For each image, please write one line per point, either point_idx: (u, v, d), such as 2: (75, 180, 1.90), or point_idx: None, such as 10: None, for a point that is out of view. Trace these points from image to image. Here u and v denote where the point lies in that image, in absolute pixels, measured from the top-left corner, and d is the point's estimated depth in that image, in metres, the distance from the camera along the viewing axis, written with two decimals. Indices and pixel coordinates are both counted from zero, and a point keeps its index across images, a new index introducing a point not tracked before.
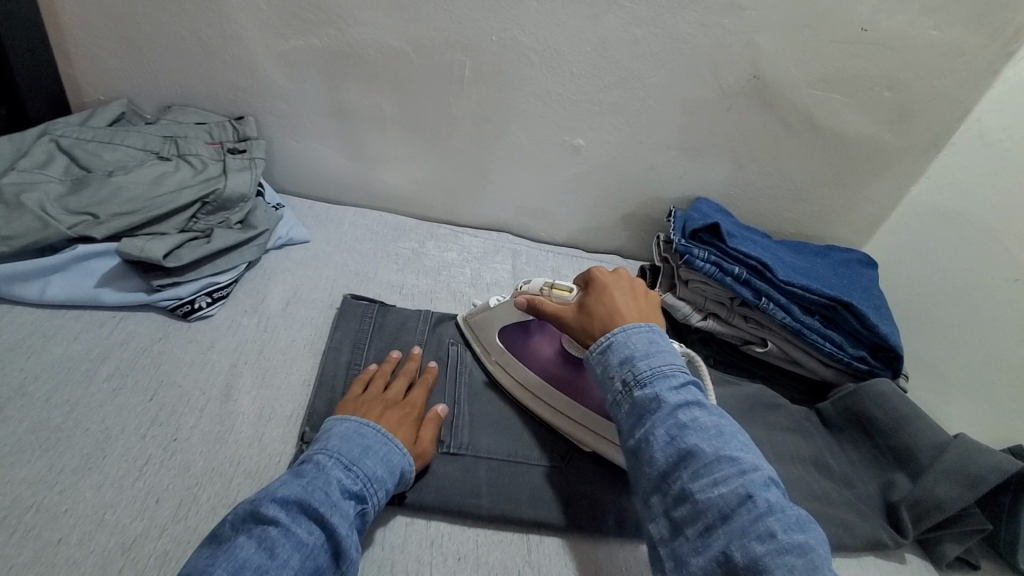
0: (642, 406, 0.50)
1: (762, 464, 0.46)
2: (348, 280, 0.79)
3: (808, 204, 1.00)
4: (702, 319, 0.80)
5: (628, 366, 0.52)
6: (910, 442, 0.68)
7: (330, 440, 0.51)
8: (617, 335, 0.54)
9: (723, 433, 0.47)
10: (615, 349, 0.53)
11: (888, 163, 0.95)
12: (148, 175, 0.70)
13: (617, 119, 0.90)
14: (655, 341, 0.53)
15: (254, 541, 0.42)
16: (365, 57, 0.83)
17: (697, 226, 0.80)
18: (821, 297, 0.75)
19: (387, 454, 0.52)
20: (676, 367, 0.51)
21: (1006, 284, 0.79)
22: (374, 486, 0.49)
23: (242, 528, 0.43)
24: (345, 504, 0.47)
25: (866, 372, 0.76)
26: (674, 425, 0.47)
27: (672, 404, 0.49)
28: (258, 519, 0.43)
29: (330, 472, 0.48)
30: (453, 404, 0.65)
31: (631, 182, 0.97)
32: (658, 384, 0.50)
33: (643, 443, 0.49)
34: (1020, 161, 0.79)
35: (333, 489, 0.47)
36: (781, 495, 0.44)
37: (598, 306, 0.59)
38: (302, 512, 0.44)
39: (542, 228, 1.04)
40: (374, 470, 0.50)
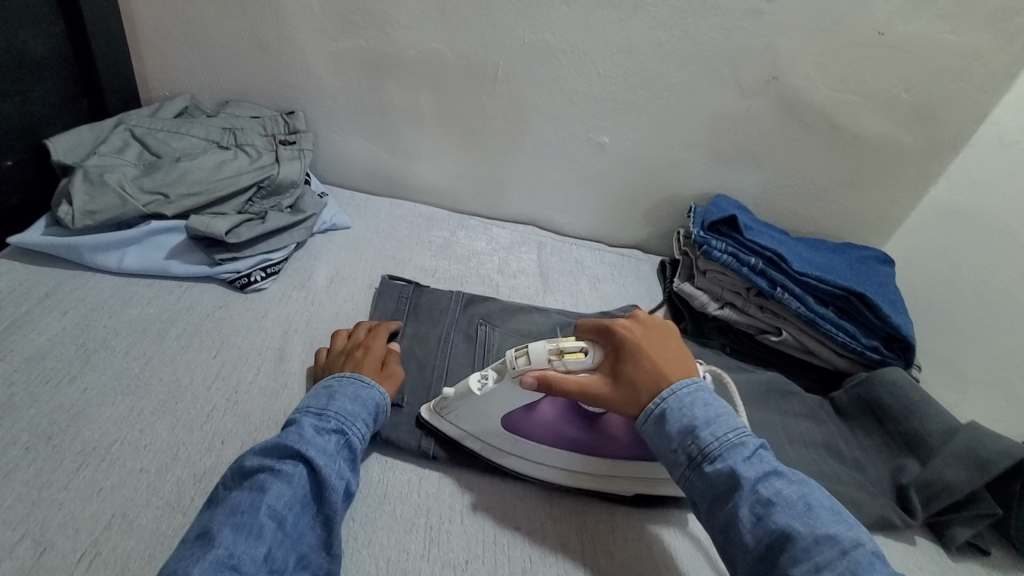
0: (718, 483, 0.49)
1: (859, 536, 0.45)
2: (385, 263, 0.85)
3: (826, 202, 1.02)
4: (719, 307, 0.84)
5: (693, 437, 0.51)
6: (920, 427, 0.71)
7: (302, 398, 0.56)
8: (669, 404, 0.53)
9: (810, 506, 0.46)
10: (673, 419, 0.52)
11: (906, 164, 0.97)
12: (210, 161, 0.78)
13: (640, 118, 0.94)
14: (709, 403, 0.53)
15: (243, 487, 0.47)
16: (406, 58, 0.90)
17: (715, 218, 0.84)
18: (834, 288, 0.78)
19: (355, 392, 0.56)
20: (741, 433, 0.51)
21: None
22: (349, 419, 0.54)
23: (233, 484, 0.48)
24: (322, 440, 0.51)
25: (879, 362, 0.79)
26: (759, 503, 0.46)
27: (752, 478, 0.48)
28: (246, 470, 0.48)
29: (301, 421, 0.52)
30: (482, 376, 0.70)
31: (653, 180, 1.01)
32: (730, 456, 0.49)
33: (728, 524, 0.47)
34: None
35: (307, 432, 0.51)
36: (886, 572, 0.43)
37: (643, 375, 0.55)
38: (281, 453, 0.49)
39: (567, 222, 1.08)
40: (344, 408, 0.54)
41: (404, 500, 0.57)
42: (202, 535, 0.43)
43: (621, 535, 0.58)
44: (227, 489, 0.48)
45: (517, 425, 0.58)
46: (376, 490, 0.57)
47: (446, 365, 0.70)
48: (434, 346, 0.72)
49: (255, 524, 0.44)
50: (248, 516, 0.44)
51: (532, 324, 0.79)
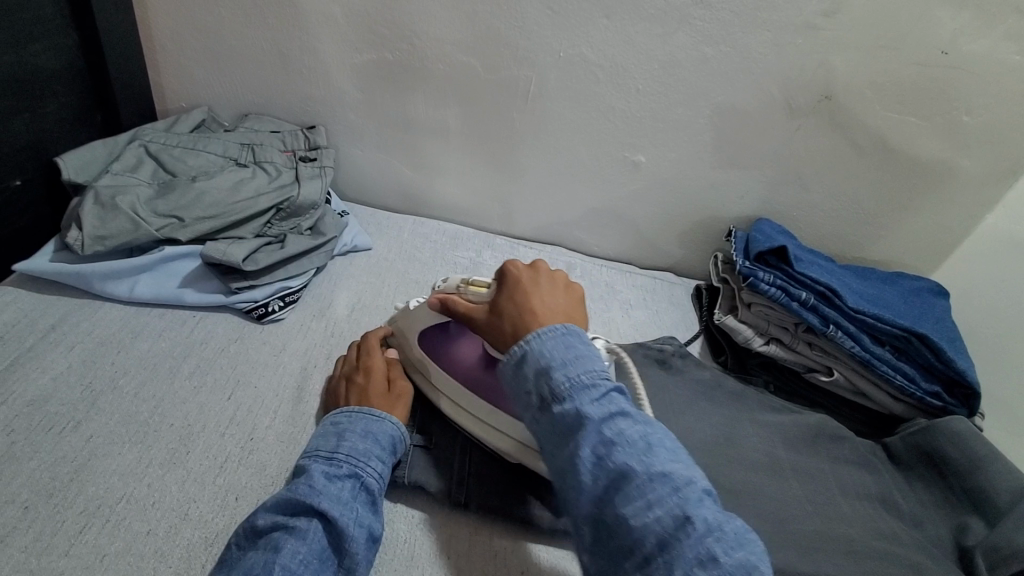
0: (563, 423, 0.45)
1: (694, 475, 0.42)
2: (409, 288, 0.81)
3: (875, 227, 0.96)
4: (764, 343, 0.78)
5: (546, 378, 0.46)
6: (987, 484, 0.65)
7: (310, 441, 0.52)
8: (529, 342, 0.49)
9: (651, 445, 0.43)
10: (531, 359, 0.48)
11: (964, 189, 0.91)
12: (228, 181, 0.74)
13: (678, 137, 0.89)
14: (571, 343, 0.48)
15: (257, 550, 0.42)
16: (433, 71, 0.85)
17: (763, 248, 0.78)
18: (893, 327, 0.72)
19: (367, 429, 0.52)
20: (597, 374, 0.46)
21: None
22: (363, 459, 0.50)
23: (245, 544, 0.43)
24: (334, 486, 0.47)
25: (940, 409, 0.73)
26: (600, 443, 0.43)
27: (597, 418, 0.44)
28: (256, 530, 0.44)
29: (311, 468, 0.48)
30: None
31: (690, 201, 0.96)
32: (578, 396, 0.45)
33: (568, 466, 0.44)
34: None
35: (317, 479, 0.47)
36: (716, 510, 0.40)
37: (510, 308, 0.54)
38: (291, 507, 0.45)
39: (597, 242, 1.02)
40: (356, 448, 0.50)
41: (432, 561, 0.52)
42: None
43: None
44: (240, 551, 0.43)
45: (439, 355, 0.64)
46: (402, 550, 0.52)
47: None
48: None
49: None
50: None
51: None
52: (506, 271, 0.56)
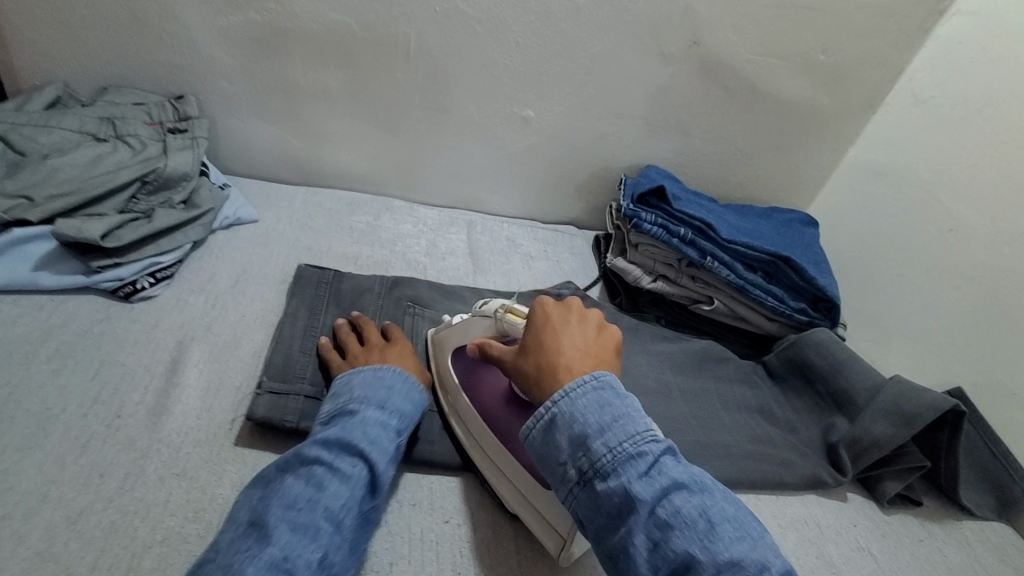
0: (611, 503, 0.45)
1: (763, 555, 0.41)
2: (299, 254, 0.79)
3: (752, 167, 1.02)
4: (652, 281, 0.82)
5: (588, 452, 0.46)
6: (847, 386, 0.71)
7: (356, 386, 0.54)
8: (560, 404, 0.49)
9: (710, 521, 0.42)
10: (567, 427, 0.48)
11: (828, 125, 0.98)
12: (85, 156, 0.69)
13: (564, 90, 0.91)
14: (609, 405, 0.48)
15: (302, 480, 0.45)
16: (307, 31, 0.82)
17: (643, 190, 0.82)
18: (762, 253, 0.78)
19: (408, 393, 0.56)
20: (637, 439, 0.46)
21: (967, 235, 0.81)
22: (404, 420, 0.54)
23: (287, 470, 0.46)
24: (381, 439, 0.50)
25: (807, 323, 0.80)
26: (653, 524, 0.43)
27: (649, 499, 0.44)
28: (304, 461, 0.47)
29: (364, 415, 0.51)
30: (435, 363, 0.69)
31: (583, 153, 0.98)
32: (626, 472, 0.45)
33: (620, 549, 0.43)
34: (991, 110, 0.80)
35: (371, 428, 0.50)
36: None
37: (536, 348, 0.56)
38: (342, 449, 0.48)
39: (498, 201, 1.03)
40: (400, 409, 0.54)
41: None
42: (260, 527, 0.42)
43: None
44: (279, 472, 0.46)
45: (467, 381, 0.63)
46: None
47: None
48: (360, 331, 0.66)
49: (315, 523, 0.43)
50: (306, 514, 0.44)
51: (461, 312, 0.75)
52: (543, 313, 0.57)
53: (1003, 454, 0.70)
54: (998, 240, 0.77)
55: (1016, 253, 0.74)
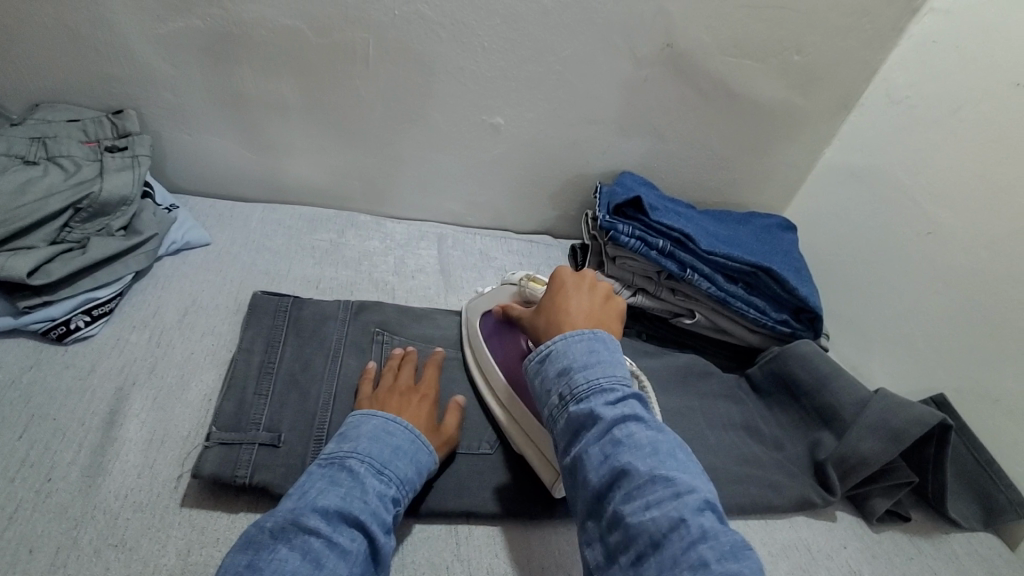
0: (576, 422, 0.47)
1: (700, 486, 0.43)
2: (256, 279, 0.74)
3: (728, 171, 1.00)
4: (631, 295, 0.79)
5: (566, 380, 0.49)
6: (832, 400, 0.69)
7: (359, 442, 0.50)
8: (556, 343, 0.52)
9: (658, 451, 0.44)
10: (554, 360, 0.51)
11: (803, 127, 0.97)
12: (10, 181, 0.63)
13: (534, 96, 0.87)
14: (596, 350, 0.51)
15: (297, 554, 0.41)
16: (255, 38, 0.76)
17: (620, 201, 0.78)
18: (742, 264, 0.75)
19: (415, 455, 0.51)
20: (616, 381, 0.49)
21: (948, 239, 0.79)
22: (407, 485, 0.49)
23: (281, 538, 0.42)
24: (382, 509, 0.46)
25: (789, 334, 0.78)
26: (608, 442, 0.45)
27: (608, 420, 0.46)
28: (300, 530, 0.42)
29: (365, 479, 0.47)
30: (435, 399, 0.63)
31: (556, 160, 0.95)
32: (593, 398, 0.47)
33: (578, 464, 0.46)
34: (966, 112, 0.79)
35: (374, 497, 0.46)
36: (717, 521, 0.41)
37: (547, 308, 0.58)
38: (343, 521, 0.44)
39: (469, 212, 0.99)
40: (404, 472, 0.49)
41: None
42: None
43: (537, 562, 0.54)
44: (272, 541, 0.41)
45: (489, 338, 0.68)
46: None
47: (335, 388, 0.59)
48: (322, 366, 0.61)
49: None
50: None
51: (431, 336, 0.71)
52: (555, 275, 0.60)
53: (985, 461, 0.70)
54: (977, 243, 0.76)
55: (996, 258, 0.73)
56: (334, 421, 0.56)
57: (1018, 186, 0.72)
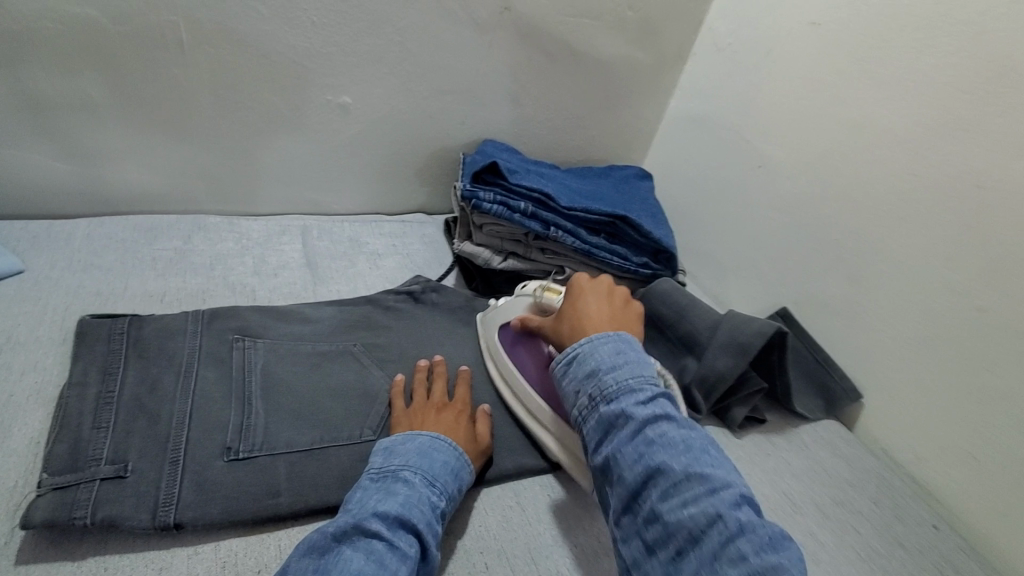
0: (609, 421, 0.51)
1: (733, 481, 0.46)
2: (88, 302, 0.66)
3: (587, 129, 1.04)
4: (502, 260, 0.80)
5: (596, 380, 0.53)
6: (691, 328, 0.75)
7: (410, 455, 0.52)
8: (581, 346, 0.56)
9: (691, 448, 0.47)
10: (583, 362, 0.55)
11: (646, 80, 1.02)
12: None
13: (378, 69, 0.84)
14: (623, 351, 0.55)
15: (361, 554, 0.43)
16: (41, 31, 0.67)
17: (478, 167, 0.78)
18: (600, 216, 0.79)
19: (458, 468, 0.54)
20: (642, 379, 0.52)
21: (774, 169, 0.88)
22: (452, 495, 0.52)
23: (346, 540, 0.44)
24: (435, 521, 0.48)
25: (652, 275, 0.83)
26: (641, 442, 0.48)
27: (641, 420, 0.49)
28: (361, 535, 0.44)
29: (420, 489, 0.49)
30: (311, 392, 0.60)
31: (416, 135, 0.93)
32: (624, 398, 0.51)
33: (612, 462, 0.49)
34: (775, 52, 0.87)
35: (427, 507, 0.48)
36: (752, 515, 0.43)
37: (571, 314, 0.61)
38: (402, 527, 0.46)
39: (335, 199, 0.95)
40: (451, 484, 0.52)
41: None
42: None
43: None
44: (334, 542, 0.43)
45: (511, 347, 0.69)
46: None
47: (190, 404, 0.55)
48: (172, 383, 0.56)
49: None
50: None
51: (302, 332, 0.67)
52: (573, 283, 0.65)
53: (823, 359, 0.81)
54: (796, 169, 0.85)
55: (812, 180, 0.83)
56: (191, 438, 0.52)
57: (821, 115, 0.82)
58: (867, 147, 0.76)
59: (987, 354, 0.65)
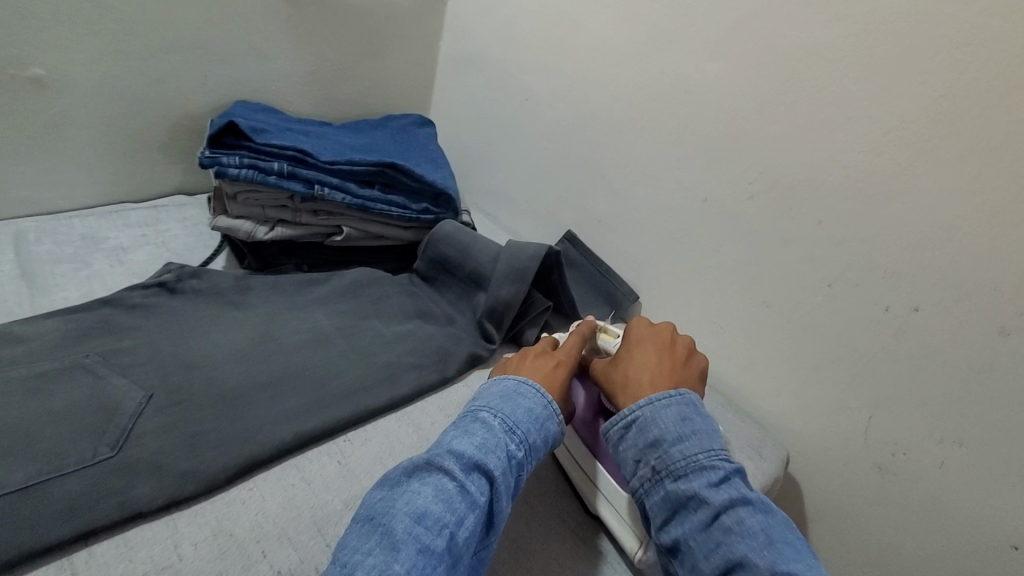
0: (678, 499, 0.48)
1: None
2: None
3: (357, 81, 0.98)
4: (269, 230, 0.73)
5: (661, 453, 0.51)
6: (477, 264, 0.76)
7: (494, 401, 0.54)
8: (644, 409, 0.54)
9: (772, 540, 0.45)
10: (643, 427, 0.53)
11: (409, 23, 0.99)
12: None
13: (70, 31, 0.69)
14: (689, 418, 0.53)
15: (429, 489, 0.45)
16: None
17: (215, 130, 0.70)
18: (367, 166, 0.75)
19: (541, 417, 0.54)
20: (714, 455, 0.50)
21: (540, 101, 0.92)
22: (533, 450, 0.52)
23: (417, 478, 0.46)
24: (511, 469, 0.49)
25: (435, 220, 0.82)
26: (717, 530, 0.46)
27: (717, 505, 0.47)
28: (434, 471, 0.46)
29: (497, 434, 0.50)
30: (21, 423, 0.50)
31: (145, 106, 0.79)
32: (694, 478, 0.48)
33: (680, 548, 0.47)
34: None
35: (505, 455, 0.49)
36: None
37: (621, 360, 0.61)
38: (474, 471, 0.47)
39: (54, 194, 0.78)
40: (533, 437, 0.52)
41: None
42: (384, 534, 0.42)
43: (188, 544, 0.47)
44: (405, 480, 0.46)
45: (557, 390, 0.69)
46: None
47: None
48: None
49: (433, 547, 0.41)
50: (427, 531, 0.42)
51: (6, 357, 0.55)
52: (630, 329, 0.64)
53: (605, 271, 0.88)
54: (557, 97, 0.89)
55: (571, 106, 0.87)
56: None
57: (565, 43, 0.85)
58: (608, 69, 0.81)
59: (718, 238, 0.75)
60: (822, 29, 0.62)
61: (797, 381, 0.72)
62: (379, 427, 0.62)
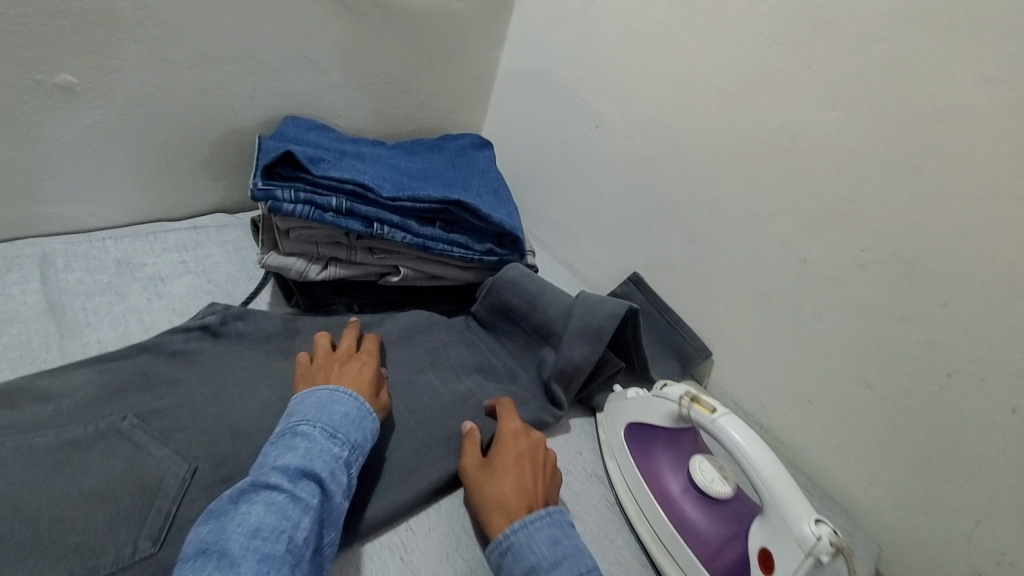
0: None
1: None
2: None
3: (413, 94, 0.90)
4: (322, 269, 0.67)
5: None
6: (545, 317, 0.69)
7: (305, 411, 0.49)
8: (516, 534, 0.48)
9: None
10: (518, 554, 0.46)
11: (471, 34, 0.91)
12: None
13: (106, 33, 0.61)
14: (559, 539, 0.48)
15: (260, 507, 0.41)
16: None
17: (268, 160, 0.62)
18: (431, 203, 0.68)
19: (360, 418, 0.52)
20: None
21: (613, 131, 0.84)
22: (357, 448, 0.50)
23: (243, 499, 0.42)
24: (342, 470, 0.47)
25: (497, 262, 0.75)
26: None
27: None
28: (261, 488, 0.42)
29: (319, 441, 0.47)
30: (51, 509, 0.44)
31: (189, 119, 0.72)
32: None
33: None
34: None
35: (330, 456, 0.47)
36: None
37: (498, 471, 0.54)
38: (303, 479, 0.44)
39: (87, 211, 0.71)
40: (354, 436, 0.50)
41: None
42: (219, 557, 0.38)
43: None
44: (232, 504, 0.41)
45: (640, 453, 0.61)
46: None
47: None
48: None
49: (278, 559, 0.39)
50: (268, 544, 0.39)
51: (35, 419, 0.49)
52: (504, 438, 0.57)
53: (675, 322, 0.81)
54: (631, 128, 0.81)
55: (649, 138, 0.79)
56: None
57: (647, 70, 0.77)
58: (695, 102, 0.73)
59: (814, 305, 0.67)
60: (967, 86, 0.53)
61: (893, 469, 0.65)
62: (441, 512, 0.56)
